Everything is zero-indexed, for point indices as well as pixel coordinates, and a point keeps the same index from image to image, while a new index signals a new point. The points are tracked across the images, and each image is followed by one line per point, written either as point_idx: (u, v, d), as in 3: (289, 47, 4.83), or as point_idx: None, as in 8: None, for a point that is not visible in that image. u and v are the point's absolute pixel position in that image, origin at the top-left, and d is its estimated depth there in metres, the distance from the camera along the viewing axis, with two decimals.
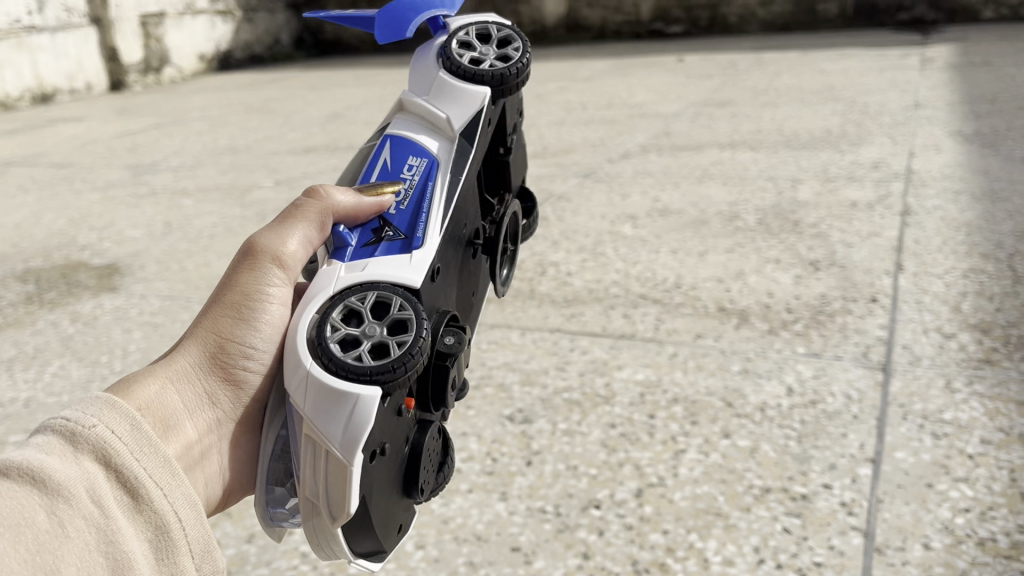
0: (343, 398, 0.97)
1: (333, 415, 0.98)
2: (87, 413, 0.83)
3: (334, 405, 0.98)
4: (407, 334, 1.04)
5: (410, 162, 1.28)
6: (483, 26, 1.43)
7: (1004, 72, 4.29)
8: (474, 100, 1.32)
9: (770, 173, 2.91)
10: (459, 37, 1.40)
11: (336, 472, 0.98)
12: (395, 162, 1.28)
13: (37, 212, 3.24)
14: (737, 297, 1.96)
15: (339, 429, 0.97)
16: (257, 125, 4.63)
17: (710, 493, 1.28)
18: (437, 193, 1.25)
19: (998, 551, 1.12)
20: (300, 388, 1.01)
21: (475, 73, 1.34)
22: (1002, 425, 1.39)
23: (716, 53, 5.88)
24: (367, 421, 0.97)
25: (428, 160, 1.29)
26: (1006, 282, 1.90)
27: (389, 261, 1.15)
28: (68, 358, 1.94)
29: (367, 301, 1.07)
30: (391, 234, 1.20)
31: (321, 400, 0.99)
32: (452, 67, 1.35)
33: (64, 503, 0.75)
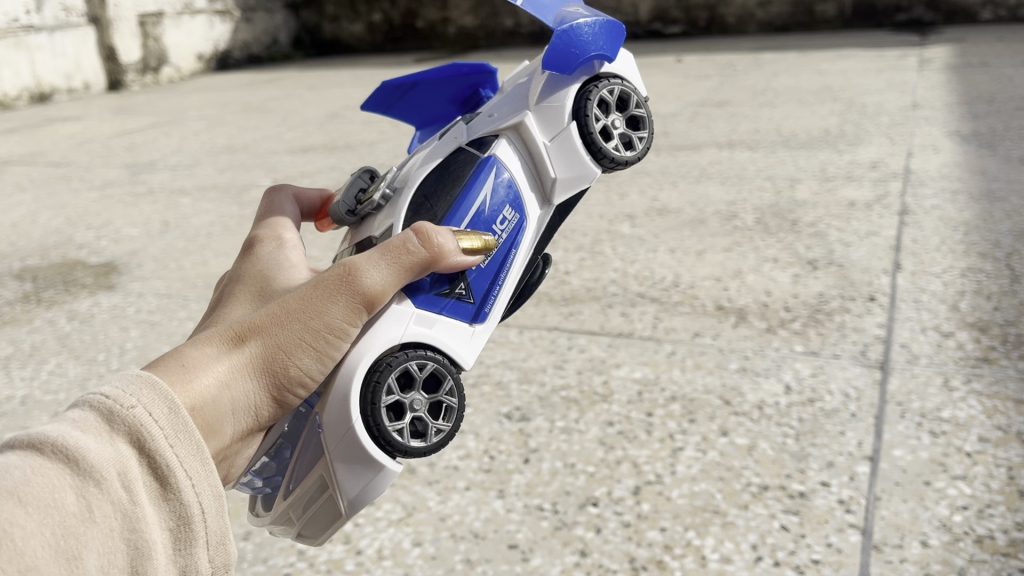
0: (375, 465, 1.08)
1: (357, 473, 1.08)
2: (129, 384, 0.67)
3: (365, 469, 1.08)
4: (443, 421, 1.16)
5: (505, 214, 1.29)
6: (626, 90, 1.40)
7: (1002, 73, 4.29)
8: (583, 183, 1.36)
9: (768, 173, 2.91)
10: (605, 93, 1.37)
11: (326, 511, 1.10)
12: (494, 207, 1.28)
13: (33, 210, 3.23)
14: (735, 295, 1.96)
15: (355, 487, 1.08)
16: (255, 124, 4.62)
17: (708, 491, 1.28)
18: (514, 266, 1.30)
19: (996, 548, 1.12)
20: (337, 442, 1.08)
21: (600, 152, 1.36)
22: (1000, 423, 1.38)
23: (714, 54, 5.88)
24: (379, 491, 1.10)
25: (519, 219, 1.31)
26: (1004, 280, 1.90)
27: (452, 329, 1.21)
28: (64, 357, 1.94)
29: (424, 370, 1.15)
30: (462, 292, 1.22)
31: (355, 455, 1.08)
32: (583, 127, 1.35)
33: (98, 488, 0.59)
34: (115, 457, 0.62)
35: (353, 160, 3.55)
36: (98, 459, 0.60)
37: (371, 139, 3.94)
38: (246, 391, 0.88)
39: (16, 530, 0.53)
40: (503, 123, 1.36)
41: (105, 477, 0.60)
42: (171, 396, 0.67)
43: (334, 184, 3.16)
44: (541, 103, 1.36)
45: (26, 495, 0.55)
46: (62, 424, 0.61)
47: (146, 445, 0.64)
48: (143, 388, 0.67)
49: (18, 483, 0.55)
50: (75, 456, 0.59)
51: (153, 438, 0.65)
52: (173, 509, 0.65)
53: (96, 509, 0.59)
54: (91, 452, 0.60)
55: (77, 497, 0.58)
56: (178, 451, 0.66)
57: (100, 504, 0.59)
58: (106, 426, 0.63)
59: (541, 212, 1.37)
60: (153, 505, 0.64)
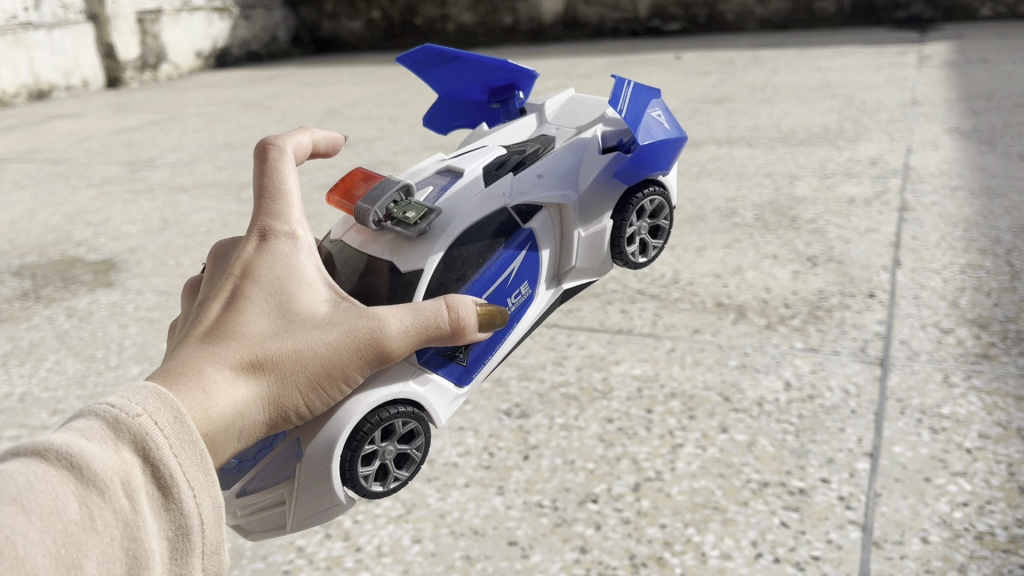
0: (334, 502, 1.16)
1: (314, 503, 1.15)
2: (135, 396, 0.64)
3: (323, 504, 1.16)
4: (403, 472, 1.26)
5: (517, 291, 1.38)
6: (662, 204, 1.62)
7: (1002, 70, 4.29)
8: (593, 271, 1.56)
9: (768, 170, 2.91)
10: (648, 204, 1.58)
11: (271, 516, 1.17)
12: (512, 283, 1.36)
13: (32, 208, 3.22)
14: (735, 292, 1.96)
15: (308, 513, 1.16)
16: (254, 121, 4.62)
17: (708, 488, 1.28)
18: (508, 337, 1.38)
19: (997, 545, 1.12)
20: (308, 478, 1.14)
21: (619, 254, 1.57)
22: (1000, 420, 1.38)
23: (714, 51, 5.88)
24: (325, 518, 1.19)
25: (524, 296, 1.40)
26: (1004, 277, 1.90)
27: (441, 389, 1.27)
28: (63, 354, 1.93)
29: (404, 424, 1.21)
30: (460, 357, 1.30)
31: (318, 491, 1.14)
32: (618, 229, 1.55)
33: (98, 496, 0.56)
34: (119, 465, 0.59)
35: (353, 157, 3.55)
36: (102, 467, 0.57)
37: (370, 136, 3.94)
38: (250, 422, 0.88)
39: (19, 538, 0.51)
40: (549, 191, 1.43)
41: (109, 487, 0.57)
42: (178, 406, 0.64)
43: (333, 182, 3.16)
44: (587, 195, 1.47)
45: (29, 501, 0.52)
46: (65, 432, 0.58)
47: (152, 455, 0.61)
48: (154, 399, 0.64)
49: (21, 490, 0.52)
50: (80, 465, 0.56)
51: (156, 446, 0.62)
52: (173, 518, 0.63)
53: (98, 518, 0.56)
54: (95, 463, 0.57)
55: (79, 506, 0.55)
56: (182, 461, 0.63)
57: (102, 512, 0.56)
58: (110, 434, 0.60)
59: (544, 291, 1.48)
60: (153, 514, 0.61)
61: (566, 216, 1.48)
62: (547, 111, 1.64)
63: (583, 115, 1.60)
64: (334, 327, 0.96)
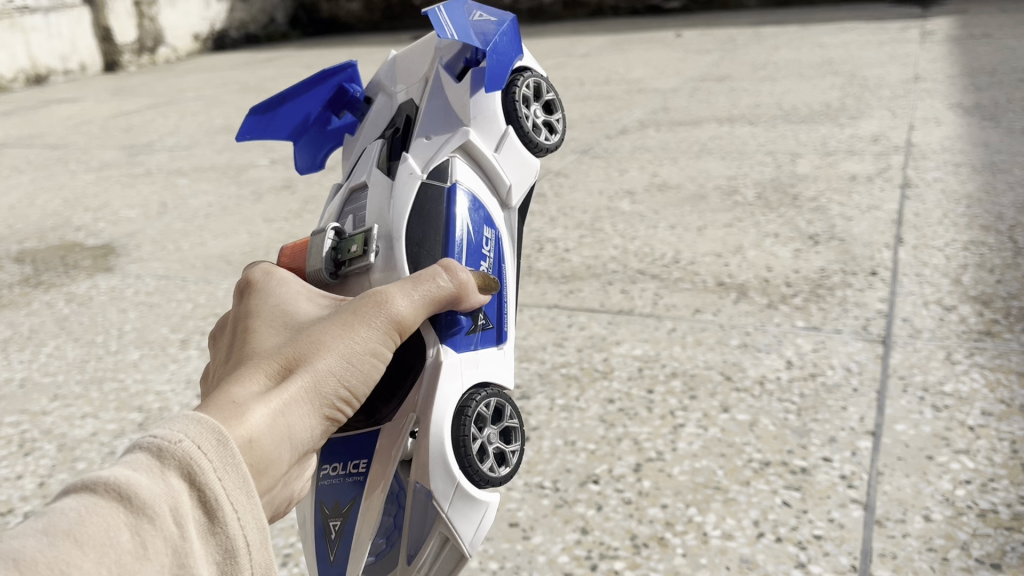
0: (479, 505, 1.06)
1: (466, 516, 1.05)
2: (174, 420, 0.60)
3: (470, 509, 1.05)
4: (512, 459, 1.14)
5: (487, 236, 1.23)
6: (535, 85, 1.45)
7: (1005, 44, 4.25)
8: (533, 170, 1.37)
9: (769, 148, 2.89)
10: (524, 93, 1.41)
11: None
12: (478, 231, 1.22)
13: (31, 193, 3.21)
14: (736, 271, 1.95)
15: (469, 527, 1.05)
16: (252, 105, 4.59)
17: (709, 467, 1.27)
18: (508, 267, 1.26)
19: (999, 522, 1.11)
20: (427, 525, 1.04)
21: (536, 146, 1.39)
22: (1003, 397, 1.38)
23: (715, 29, 5.84)
24: (490, 519, 1.08)
25: (496, 233, 1.26)
26: (1008, 253, 1.88)
27: (491, 360, 1.17)
28: (63, 339, 1.93)
29: (489, 409, 1.11)
30: (484, 322, 1.16)
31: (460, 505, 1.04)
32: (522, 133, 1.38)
33: (149, 524, 0.53)
34: (168, 492, 0.55)
35: None
36: (150, 495, 0.53)
37: None
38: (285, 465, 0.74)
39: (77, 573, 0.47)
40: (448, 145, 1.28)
41: (158, 514, 0.53)
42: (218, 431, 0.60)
43: (331, 164, 3.14)
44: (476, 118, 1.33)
45: (82, 537, 0.49)
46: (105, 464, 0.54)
47: (200, 480, 0.57)
48: (195, 424, 0.60)
49: (75, 524, 0.49)
50: (128, 495, 0.52)
51: (203, 471, 0.57)
52: (219, 544, 0.58)
53: (150, 547, 0.52)
54: (144, 492, 0.53)
55: (132, 535, 0.51)
56: (227, 484, 0.59)
57: (153, 541, 0.53)
58: (156, 462, 0.56)
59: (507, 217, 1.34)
60: (200, 539, 0.57)
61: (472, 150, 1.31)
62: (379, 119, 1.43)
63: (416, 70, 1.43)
64: (360, 324, 0.85)
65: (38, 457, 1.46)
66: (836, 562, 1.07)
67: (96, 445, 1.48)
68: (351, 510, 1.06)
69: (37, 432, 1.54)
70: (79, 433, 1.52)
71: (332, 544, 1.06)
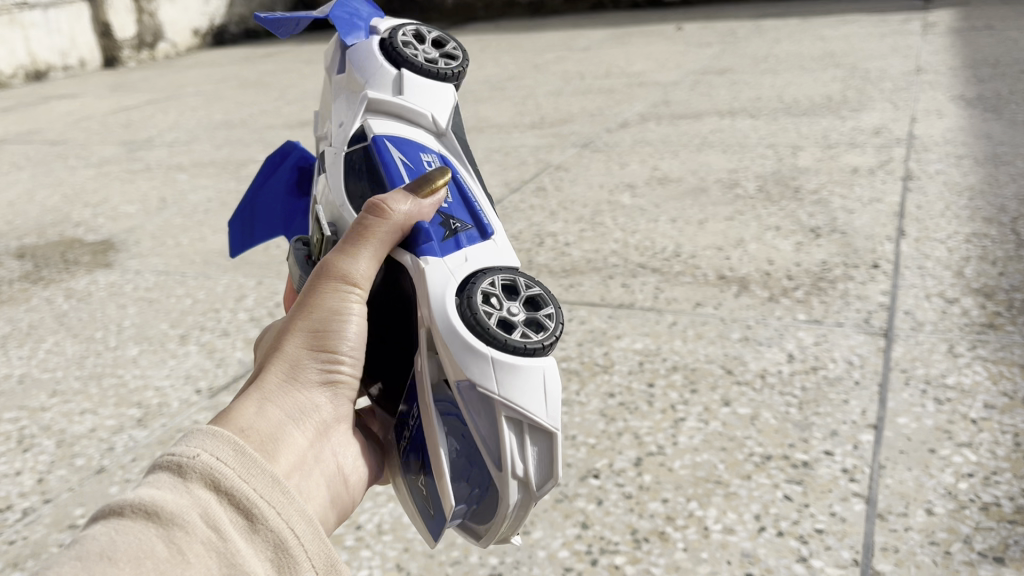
0: (529, 372, 0.90)
1: (523, 392, 0.89)
2: (187, 442, 0.69)
3: (521, 377, 0.89)
4: (549, 316, 0.95)
5: (425, 159, 1.11)
6: (418, 30, 1.27)
7: (1007, 36, 4.23)
8: (446, 93, 1.20)
9: (770, 140, 2.88)
10: (402, 36, 1.24)
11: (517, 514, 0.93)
12: (412, 161, 1.10)
13: (30, 189, 3.21)
14: (737, 264, 1.94)
15: (537, 405, 0.89)
16: (252, 100, 4.58)
17: (710, 462, 1.27)
18: (467, 180, 1.11)
19: (1003, 516, 1.10)
20: (492, 429, 0.90)
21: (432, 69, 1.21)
22: (1006, 390, 1.37)
23: (716, 22, 5.82)
24: (557, 385, 0.91)
25: (436, 154, 1.13)
26: (1010, 245, 1.87)
27: (485, 250, 1.00)
28: (62, 335, 1.92)
29: (496, 283, 0.95)
30: (455, 224, 1.01)
31: (509, 383, 0.89)
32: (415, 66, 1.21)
33: (182, 531, 0.60)
34: (194, 503, 0.63)
35: None
36: (176, 507, 0.62)
37: None
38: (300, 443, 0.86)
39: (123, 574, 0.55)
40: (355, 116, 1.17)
41: (189, 520, 0.61)
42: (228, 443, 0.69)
43: None
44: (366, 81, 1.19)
45: (118, 552, 0.56)
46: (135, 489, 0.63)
47: (223, 484, 0.66)
48: (209, 442, 0.69)
49: (109, 543, 0.57)
50: (155, 508, 0.60)
51: (222, 479, 0.66)
52: (266, 538, 0.66)
53: (187, 551, 0.60)
54: (171, 503, 0.61)
55: (166, 544, 0.59)
56: (252, 487, 0.67)
57: (190, 545, 0.60)
58: (179, 481, 0.64)
59: (449, 145, 1.18)
60: (244, 538, 0.65)
61: (375, 108, 1.17)
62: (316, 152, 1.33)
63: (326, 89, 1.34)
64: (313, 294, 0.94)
65: (37, 453, 1.46)
66: (837, 556, 1.06)
67: (95, 441, 1.47)
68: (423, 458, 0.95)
69: (37, 428, 1.54)
70: (78, 429, 1.52)
71: (426, 498, 0.97)
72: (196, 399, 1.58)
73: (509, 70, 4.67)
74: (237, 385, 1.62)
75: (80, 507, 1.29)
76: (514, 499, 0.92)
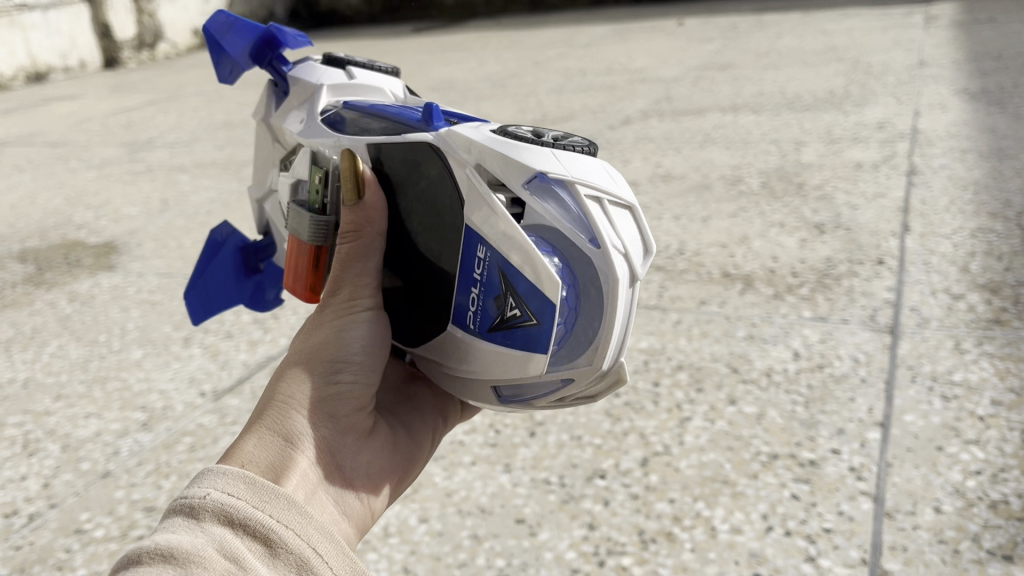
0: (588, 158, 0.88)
1: (593, 169, 0.87)
2: (203, 485, 0.80)
3: (586, 158, 0.88)
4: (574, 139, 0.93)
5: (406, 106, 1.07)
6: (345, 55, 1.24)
7: (1010, 29, 4.22)
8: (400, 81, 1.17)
9: (774, 136, 2.87)
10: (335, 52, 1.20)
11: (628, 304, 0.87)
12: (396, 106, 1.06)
13: (32, 192, 3.20)
14: (742, 262, 1.93)
15: (608, 178, 0.87)
16: (253, 100, 4.58)
17: (717, 461, 1.26)
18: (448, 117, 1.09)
19: (1011, 513, 1.10)
20: (577, 211, 0.86)
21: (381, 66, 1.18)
22: (1013, 386, 1.36)
23: (717, 16, 5.80)
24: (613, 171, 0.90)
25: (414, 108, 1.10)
26: (1016, 241, 1.87)
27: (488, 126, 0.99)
28: (66, 339, 1.92)
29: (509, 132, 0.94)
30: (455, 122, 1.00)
31: (581, 163, 0.87)
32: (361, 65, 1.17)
33: (197, 565, 0.71)
34: (213, 540, 0.74)
35: None
36: (192, 545, 0.72)
37: None
38: (304, 461, 0.90)
39: None
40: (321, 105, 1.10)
41: (205, 555, 0.72)
42: (240, 481, 0.80)
43: None
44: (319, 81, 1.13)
45: None
46: (158, 534, 0.74)
47: (235, 518, 0.76)
48: (222, 481, 0.80)
49: None
50: (171, 550, 0.71)
51: (236, 514, 0.77)
52: (285, 560, 0.76)
53: None
54: (186, 543, 0.72)
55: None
56: (267, 514, 0.78)
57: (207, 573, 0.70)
58: (195, 521, 0.76)
59: None
60: (264, 563, 0.75)
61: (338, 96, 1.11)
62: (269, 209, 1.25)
63: (262, 155, 1.27)
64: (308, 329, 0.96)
65: (42, 458, 1.45)
66: (846, 556, 1.06)
67: (99, 445, 1.47)
68: (511, 280, 0.87)
69: (42, 432, 1.54)
70: (83, 433, 1.52)
71: (527, 318, 0.87)
72: (200, 402, 1.58)
73: (510, 67, 4.66)
74: (241, 388, 1.61)
75: (86, 512, 1.29)
76: (627, 270, 0.87)
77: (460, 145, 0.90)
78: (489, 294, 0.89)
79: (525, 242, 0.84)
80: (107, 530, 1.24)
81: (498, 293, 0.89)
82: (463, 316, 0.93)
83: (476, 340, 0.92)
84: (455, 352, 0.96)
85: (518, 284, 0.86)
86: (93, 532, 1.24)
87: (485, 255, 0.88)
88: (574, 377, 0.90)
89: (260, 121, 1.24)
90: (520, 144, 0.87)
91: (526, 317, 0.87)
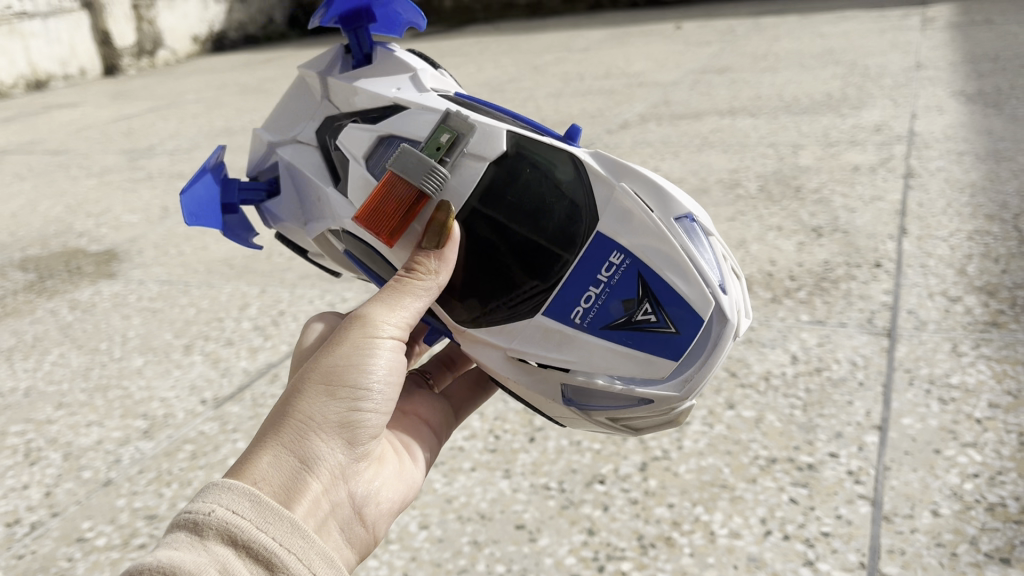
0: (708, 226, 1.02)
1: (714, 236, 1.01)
2: (208, 496, 0.79)
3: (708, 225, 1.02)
4: None
5: None
6: None
7: (1006, 30, 4.23)
8: None
9: (771, 140, 2.88)
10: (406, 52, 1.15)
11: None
12: None
13: (33, 200, 3.21)
14: (740, 266, 1.94)
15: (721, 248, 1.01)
16: (252, 106, 4.59)
17: (716, 465, 1.27)
18: None
19: (1009, 516, 1.10)
20: (714, 260, 0.98)
21: None
22: (1010, 389, 1.37)
23: (715, 20, 5.82)
24: None
25: None
26: (1012, 243, 1.87)
27: None
28: (67, 347, 1.93)
29: None
30: None
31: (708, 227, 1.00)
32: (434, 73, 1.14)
33: None
34: (215, 559, 0.74)
35: None
36: (194, 566, 0.73)
37: None
38: (318, 487, 0.88)
39: None
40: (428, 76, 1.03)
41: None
42: (247, 497, 0.79)
43: None
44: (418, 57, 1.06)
45: None
46: (161, 548, 0.74)
47: (239, 538, 0.76)
48: (229, 493, 0.79)
49: None
50: (173, 569, 0.72)
51: (239, 533, 0.76)
52: None
53: None
54: (187, 563, 0.72)
55: None
56: (271, 535, 0.78)
57: None
58: (197, 537, 0.75)
59: None
60: None
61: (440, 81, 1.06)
62: (289, 155, 1.05)
63: (290, 106, 1.09)
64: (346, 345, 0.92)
65: (44, 466, 1.46)
66: (844, 559, 1.06)
67: (101, 454, 1.48)
68: (648, 286, 0.92)
69: (44, 441, 1.54)
70: (84, 441, 1.52)
71: (664, 325, 0.93)
72: (201, 410, 1.59)
73: (509, 72, 4.68)
74: (242, 395, 1.62)
75: (88, 520, 1.30)
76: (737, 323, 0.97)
77: (610, 170, 0.96)
78: (613, 295, 0.92)
79: (689, 265, 0.93)
80: (109, 538, 1.25)
81: (627, 297, 0.92)
82: (574, 308, 0.93)
83: (582, 336, 0.93)
84: (553, 342, 0.94)
85: (662, 293, 0.93)
86: (95, 541, 1.24)
87: (621, 260, 0.92)
88: (655, 399, 0.95)
89: (305, 75, 1.07)
90: (670, 186, 0.98)
91: (661, 323, 0.93)
